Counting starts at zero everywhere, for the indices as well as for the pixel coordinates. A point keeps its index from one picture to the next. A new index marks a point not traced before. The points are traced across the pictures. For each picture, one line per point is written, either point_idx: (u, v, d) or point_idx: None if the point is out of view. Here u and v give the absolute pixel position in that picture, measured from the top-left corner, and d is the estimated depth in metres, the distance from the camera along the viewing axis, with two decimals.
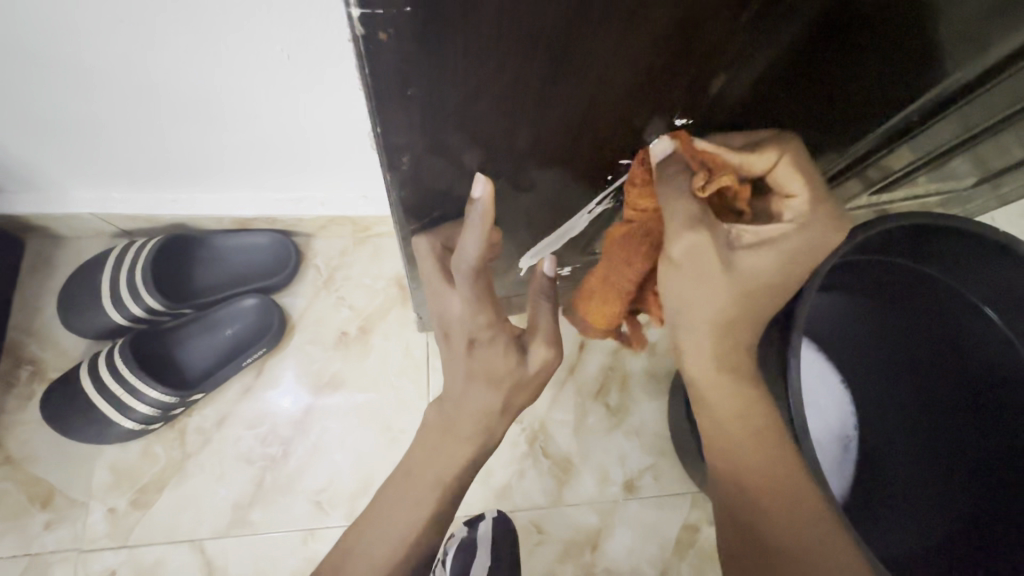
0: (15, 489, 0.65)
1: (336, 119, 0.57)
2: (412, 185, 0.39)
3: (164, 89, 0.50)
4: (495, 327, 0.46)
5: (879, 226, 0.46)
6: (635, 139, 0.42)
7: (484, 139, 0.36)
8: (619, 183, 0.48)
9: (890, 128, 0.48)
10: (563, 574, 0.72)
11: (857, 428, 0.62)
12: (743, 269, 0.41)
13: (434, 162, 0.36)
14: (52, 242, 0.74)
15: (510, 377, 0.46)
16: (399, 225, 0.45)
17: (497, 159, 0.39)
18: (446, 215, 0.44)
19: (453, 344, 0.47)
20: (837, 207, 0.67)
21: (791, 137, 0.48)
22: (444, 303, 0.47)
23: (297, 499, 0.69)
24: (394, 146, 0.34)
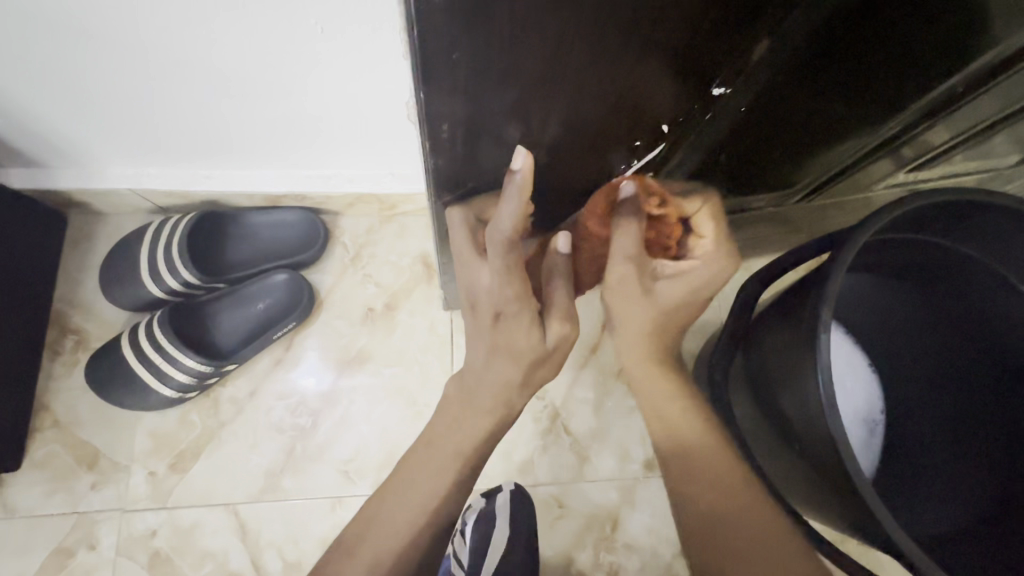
0: (62, 452, 0.68)
1: (368, 96, 0.57)
2: (449, 152, 0.39)
3: (206, 63, 0.51)
4: (520, 301, 0.45)
5: (912, 203, 0.45)
6: (674, 107, 0.43)
7: (523, 111, 0.36)
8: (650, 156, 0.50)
9: (932, 99, 0.47)
10: (583, 548, 0.73)
11: (884, 412, 0.61)
12: (662, 296, 0.48)
13: (470, 129, 0.37)
14: (92, 217, 0.76)
15: (529, 354, 0.47)
16: (433, 197, 0.46)
17: (539, 135, 0.40)
18: (478, 188, 0.45)
19: (478, 318, 0.47)
20: (869, 185, 0.67)
21: (825, 109, 0.48)
22: (475, 277, 0.47)
23: (327, 468, 0.71)
24: (437, 115, 0.34)
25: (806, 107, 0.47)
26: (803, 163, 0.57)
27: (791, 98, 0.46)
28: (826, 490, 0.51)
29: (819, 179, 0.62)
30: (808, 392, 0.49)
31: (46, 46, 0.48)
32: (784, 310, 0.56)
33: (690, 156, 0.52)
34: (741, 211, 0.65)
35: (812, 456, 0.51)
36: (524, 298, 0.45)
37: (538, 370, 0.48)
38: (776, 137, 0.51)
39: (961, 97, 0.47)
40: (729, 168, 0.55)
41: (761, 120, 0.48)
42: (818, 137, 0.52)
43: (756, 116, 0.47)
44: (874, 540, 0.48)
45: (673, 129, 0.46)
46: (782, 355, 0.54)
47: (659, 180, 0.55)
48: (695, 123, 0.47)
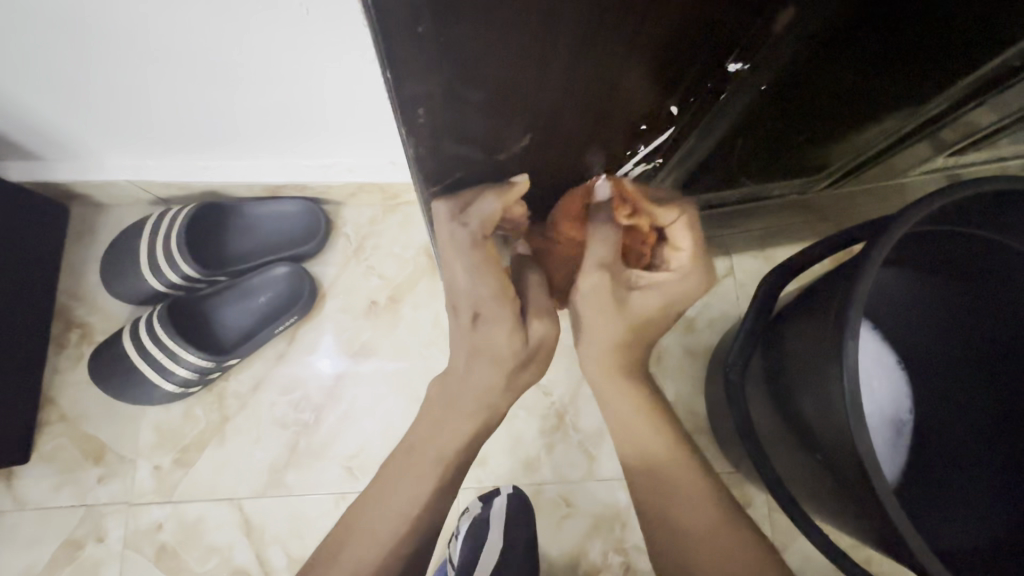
0: (69, 445, 0.69)
1: (362, 80, 0.54)
2: (431, 142, 0.36)
3: (181, 48, 0.47)
4: (497, 300, 0.49)
5: (951, 196, 0.41)
6: (682, 83, 0.39)
7: (509, 89, 0.32)
8: (657, 142, 0.47)
9: (978, 78, 0.42)
10: (591, 548, 0.71)
11: (912, 412, 0.58)
12: (635, 307, 0.52)
13: (452, 114, 0.33)
14: (93, 208, 0.75)
15: (511, 356, 0.51)
16: (418, 189, 0.44)
17: (530, 117, 0.36)
18: (468, 177, 0.43)
19: (458, 317, 0.51)
20: (904, 171, 0.62)
21: (857, 91, 0.43)
22: (454, 278, 0.50)
23: (330, 464, 0.70)
24: (409, 97, 0.31)
25: (836, 88, 0.43)
26: (831, 147, 0.53)
27: (818, 81, 0.42)
28: (848, 502, 0.48)
29: (847, 166, 0.57)
30: (831, 402, 0.46)
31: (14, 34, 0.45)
32: (809, 310, 0.52)
33: (704, 143, 0.48)
34: (760, 198, 0.61)
35: (834, 467, 0.48)
36: (501, 297, 0.49)
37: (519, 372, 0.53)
38: (801, 122, 0.47)
39: (1010, 77, 0.42)
40: (747, 154, 0.52)
41: (784, 104, 0.44)
42: (847, 120, 0.48)
43: (779, 100, 0.43)
44: (898, 558, 0.45)
45: (684, 111, 0.43)
46: (804, 358, 0.51)
47: (670, 166, 0.52)
48: (710, 107, 0.43)
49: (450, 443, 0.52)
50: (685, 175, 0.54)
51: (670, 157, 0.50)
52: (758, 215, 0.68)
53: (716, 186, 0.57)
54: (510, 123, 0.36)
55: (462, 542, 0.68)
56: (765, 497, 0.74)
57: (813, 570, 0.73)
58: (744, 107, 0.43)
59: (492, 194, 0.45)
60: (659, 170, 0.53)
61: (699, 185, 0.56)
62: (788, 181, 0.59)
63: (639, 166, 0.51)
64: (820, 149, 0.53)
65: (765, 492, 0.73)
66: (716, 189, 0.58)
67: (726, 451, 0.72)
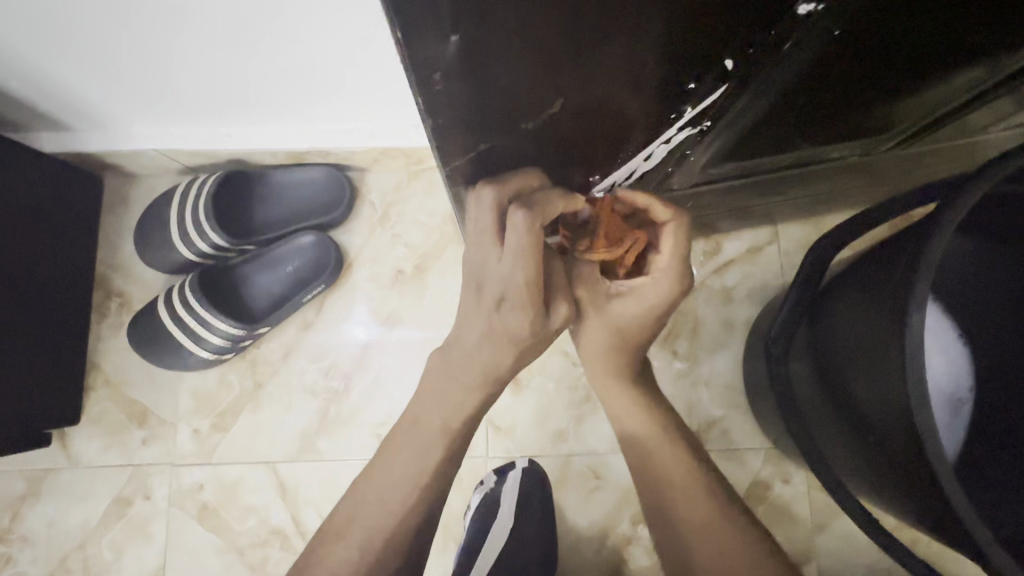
0: (114, 408, 0.72)
1: (381, 38, 0.51)
2: (453, 112, 0.33)
3: (193, 7, 0.45)
4: (529, 296, 0.45)
5: None
6: (740, 31, 0.35)
7: (537, 41, 0.28)
8: (704, 101, 0.43)
9: None
10: (619, 522, 0.70)
11: (972, 390, 0.53)
12: (616, 311, 0.51)
13: (477, 80, 0.30)
14: (126, 178, 0.76)
15: (531, 338, 0.49)
16: (440, 159, 0.39)
17: (562, 76, 0.32)
18: (494, 144, 0.39)
19: (481, 299, 0.48)
20: (986, 127, 0.55)
21: (943, 40, 0.38)
22: (487, 258, 0.45)
23: (359, 431, 0.71)
24: (423, 60, 0.27)
25: (918, 37, 0.37)
26: (901, 104, 0.47)
27: (897, 25, 0.36)
28: (899, 484, 0.45)
29: (922, 121, 0.51)
30: (889, 376, 0.42)
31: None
32: (866, 276, 0.48)
33: (758, 106, 0.44)
34: (815, 161, 0.56)
35: (885, 449, 0.45)
36: (531, 285, 0.45)
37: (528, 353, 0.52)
38: (872, 78, 0.42)
39: None
40: (805, 116, 0.46)
41: (855, 60, 0.39)
42: (927, 72, 0.42)
43: (848, 56, 0.38)
44: (951, 542, 0.41)
45: (737, 69, 0.39)
46: (860, 333, 0.47)
47: (717, 132, 0.48)
48: (766, 62, 0.38)
49: (454, 416, 0.55)
50: (732, 143, 0.50)
51: (718, 122, 0.46)
52: (809, 182, 0.62)
53: (766, 152, 0.53)
54: (539, 82, 0.32)
55: (474, 514, 0.68)
56: (806, 474, 0.71)
57: (854, 550, 0.70)
58: (808, 63, 0.38)
59: (558, 196, 0.44)
60: (704, 136, 0.48)
61: (746, 152, 0.52)
62: (850, 144, 0.54)
63: (682, 132, 0.47)
64: (888, 107, 0.47)
65: (805, 470, 0.70)
66: (767, 154, 0.53)
67: (765, 426, 0.69)
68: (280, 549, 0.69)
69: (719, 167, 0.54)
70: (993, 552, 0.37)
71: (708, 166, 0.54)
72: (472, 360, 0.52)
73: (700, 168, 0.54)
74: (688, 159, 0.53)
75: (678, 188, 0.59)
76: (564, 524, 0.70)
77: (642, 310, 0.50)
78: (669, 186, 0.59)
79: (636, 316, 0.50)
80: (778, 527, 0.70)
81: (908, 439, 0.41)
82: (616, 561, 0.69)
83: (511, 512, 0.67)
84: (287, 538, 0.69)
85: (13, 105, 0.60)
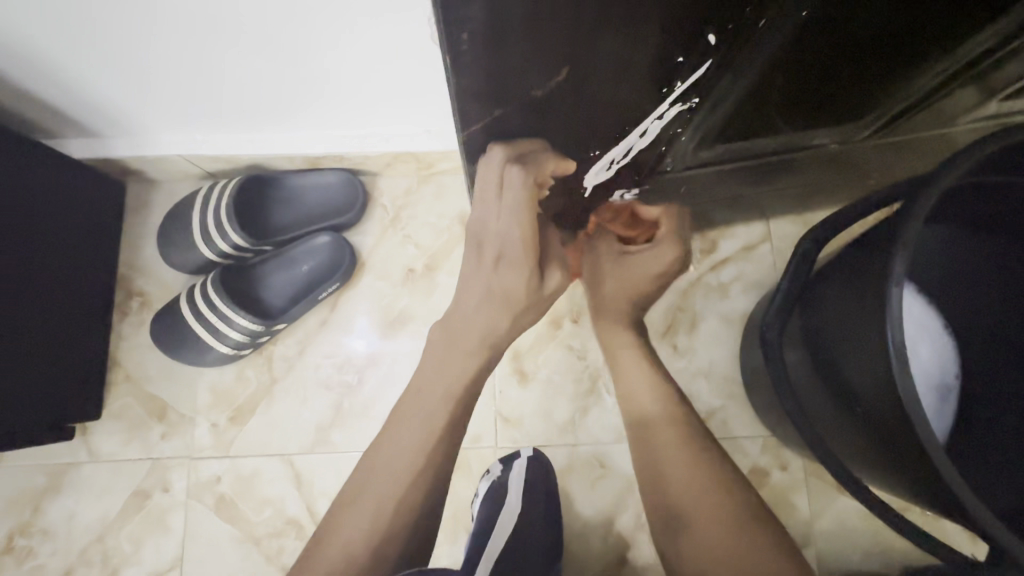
0: (135, 404, 0.74)
1: (399, 48, 0.55)
2: (473, 82, 0.37)
3: (228, 16, 0.48)
4: (521, 257, 0.58)
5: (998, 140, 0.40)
6: (723, 11, 0.39)
7: (552, 18, 0.33)
8: (693, 79, 0.46)
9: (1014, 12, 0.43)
10: (624, 509, 0.72)
11: (959, 376, 0.56)
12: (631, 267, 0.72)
13: (497, 48, 0.34)
14: (148, 184, 0.80)
15: (523, 300, 0.63)
16: (458, 129, 0.44)
17: (570, 51, 0.37)
18: (508, 121, 0.43)
19: (483, 256, 0.60)
20: (951, 116, 0.60)
21: (900, 23, 0.43)
22: (488, 217, 0.56)
23: (372, 423, 0.74)
24: (454, 19, 0.31)
25: (876, 18, 0.42)
26: (875, 92, 0.52)
27: (862, 8, 0.41)
28: (891, 455, 0.48)
29: (894, 109, 0.56)
30: (873, 351, 0.45)
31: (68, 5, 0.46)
32: (852, 261, 0.51)
33: (741, 87, 0.48)
34: (799, 147, 0.60)
35: (875, 421, 0.48)
36: (525, 247, 0.58)
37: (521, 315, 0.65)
38: (845, 61, 0.46)
39: None
40: (787, 98, 0.51)
41: (825, 43, 0.44)
42: (893, 60, 0.47)
43: (818, 38, 0.43)
44: (947, 511, 0.44)
45: (723, 46, 0.43)
46: (845, 314, 0.50)
47: (705, 112, 0.52)
48: (747, 41, 0.43)
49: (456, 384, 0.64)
50: (719, 124, 0.54)
51: (706, 100, 0.50)
52: (795, 170, 0.66)
53: (752, 134, 0.57)
54: (551, 54, 0.36)
55: (481, 502, 0.69)
56: (803, 461, 0.74)
57: (851, 534, 0.73)
58: (782, 40, 0.43)
59: (550, 156, 0.49)
60: (693, 115, 0.52)
61: (733, 134, 0.56)
62: (829, 129, 0.58)
63: (674, 107, 0.50)
64: (862, 95, 0.52)
65: (802, 456, 0.73)
66: (752, 136, 0.57)
67: (762, 414, 0.72)
68: (295, 539, 0.71)
69: (709, 149, 0.59)
70: (978, 509, 0.40)
71: (698, 147, 0.58)
72: (474, 320, 0.66)
73: (691, 149, 0.58)
74: (679, 139, 0.57)
75: (671, 169, 0.62)
76: (571, 512, 0.72)
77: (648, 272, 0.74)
78: (660, 168, 0.61)
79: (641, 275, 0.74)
80: (777, 512, 0.73)
81: (893, 410, 0.44)
82: (622, 547, 0.72)
83: (518, 491, 0.69)
84: (302, 528, 0.71)
85: (47, 112, 0.63)
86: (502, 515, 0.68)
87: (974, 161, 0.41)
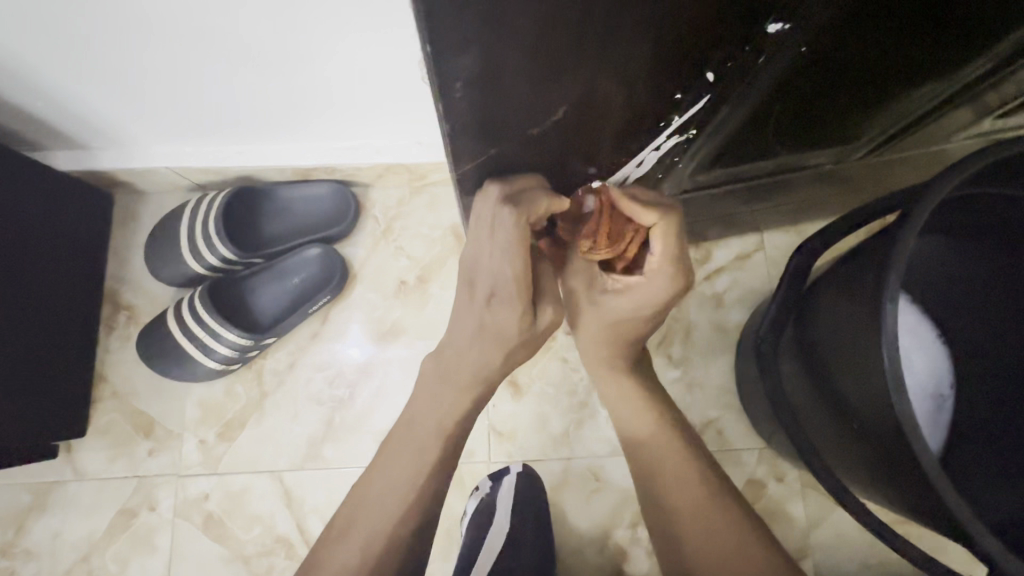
0: (121, 420, 0.73)
1: (389, 59, 0.54)
2: (464, 122, 0.37)
3: (218, 28, 0.48)
4: (514, 290, 0.48)
5: (987, 157, 0.40)
6: (717, 48, 0.39)
7: (544, 58, 0.32)
8: (690, 110, 0.47)
9: (1007, 46, 0.43)
10: (620, 523, 0.71)
11: (954, 387, 0.56)
12: (609, 307, 0.51)
13: (489, 88, 0.33)
14: (136, 195, 0.79)
15: (518, 339, 0.51)
16: (452, 167, 0.43)
17: (568, 88, 0.36)
18: (503, 152, 0.43)
19: (474, 295, 0.50)
20: (948, 137, 0.60)
21: (895, 55, 0.42)
22: (480, 253, 0.49)
23: (364, 438, 0.73)
24: (446, 68, 0.30)
25: (872, 53, 0.42)
26: (870, 116, 0.52)
27: (858, 44, 0.41)
28: (887, 471, 0.47)
29: (888, 131, 0.56)
30: (868, 365, 0.45)
31: (52, 16, 0.45)
32: (844, 277, 0.51)
33: (737, 116, 0.48)
34: (794, 169, 0.60)
35: (871, 434, 0.47)
36: (520, 282, 0.47)
37: (516, 353, 0.53)
38: (842, 86, 0.46)
39: None
40: (783, 126, 0.51)
41: (821, 73, 0.43)
42: (887, 86, 0.47)
43: (813, 69, 0.43)
44: (943, 527, 0.43)
45: (722, 75, 0.43)
46: (839, 329, 0.50)
47: (702, 138, 0.51)
48: (743, 71, 0.43)
49: (448, 416, 0.54)
50: (716, 153, 0.54)
51: (702, 129, 0.50)
52: (791, 189, 0.66)
53: (749, 158, 0.56)
54: (547, 93, 0.36)
55: (470, 518, 0.69)
56: (798, 472, 0.73)
57: (848, 546, 0.72)
58: (777, 75, 0.42)
59: (545, 194, 0.47)
60: (689, 143, 0.52)
61: (730, 159, 0.56)
62: (825, 152, 0.58)
63: (671, 136, 0.51)
64: (857, 117, 0.52)
65: (798, 468, 0.72)
66: (749, 160, 0.57)
67: (758, 426, 0.71)
68: (284, 557, 0.70)
69: (706, 174, 0.58)
70: (975, 529, 0.40)
71: (697, 173, 0.57)
72: (464, 358, 0.53)
73: (688, 175, 0.58)
74: (677, 166, 0.57)
75: (669, 194, 0.63)
76: (566, 526, 0.72)
77: (632, 309, 0.50)
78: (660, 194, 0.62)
79: (631, 313, 0.50)
80: (774, 525, 0.72)
81: (889, 426, 0.44)
82: (618, 562, 0.71)
83: (507, 507, 0.68)
84: (292, 546, 0.70)
85: (32, 124, 0.62)
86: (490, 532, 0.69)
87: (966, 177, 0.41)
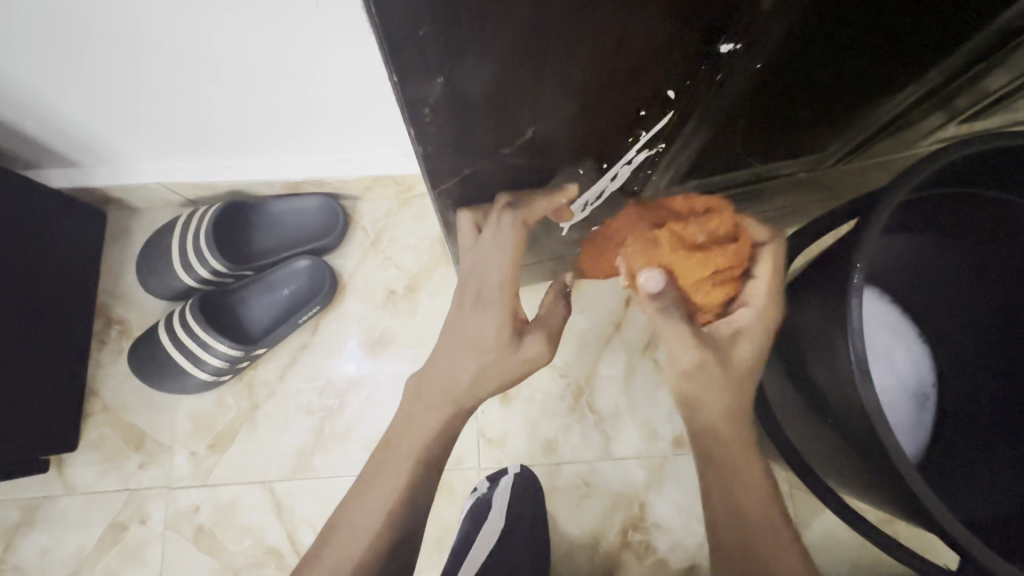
0: (112, 434, 0.73)
1: (371, 75, 0.56)
2: (437, 140, 0.39)
3: (198, 47, 0.49)
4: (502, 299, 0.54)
5: (943, 158, 0.41)
6: (677, 70, 0.40)
7: (509, 79, 0.34)
8: (658, 129, 0.48)
9: (962, 51, 0.45)
10: (610, 528, 0.71)
11: (936, 385, 0.56)
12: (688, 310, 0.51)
13: (455, 107, 0.35)
14: (129, 211, 0.80)
15: (495, 349, 0.53)
16: (430, 182, 0.45)
17: (535, 114, 0.39)
18: (477, 170, 0.45)
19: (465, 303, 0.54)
20: (916, 142, 0.62)
21: (853, 68, 0.44)
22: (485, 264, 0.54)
23: (353, 447, 0.73)
24: (415, 94, 0.33)
25: (831, 66, 0.43)
26: (838, 125, 0.54)
27: (817, 58, 0.42)
28: (863, 467, 0.48)
29: (857, 139, 0.57)
30: (837, 362, 0.46)
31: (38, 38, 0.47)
32: (815, 282, 0.51)
33: (708, 128, 0.49)
34: (768, 178, 0.62)
35: (847, 431, 0.48)
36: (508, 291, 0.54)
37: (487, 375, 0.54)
38: (805, 98, 0.47)
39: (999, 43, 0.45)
40: (751, 136, 0.52)
41: (784, 86, 0.45)
42: (855, 93, 0.48)
43: (773, 83, 0.44)
44: (918, 520, 0.44)
45: (683, 95, 0.44)
46: (813, 327, 0.51)
47: (675, 152, 0.53)
48: (707, 90, 0.44)
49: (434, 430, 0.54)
50: (688, 164, 0.55)
51: (673, 143, 0.51)
52: (768, 197, 0.67)
53: (723, 169, 0.58)
54: (516, 118, 0.39)
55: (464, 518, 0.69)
56: (787, 473, 0.74)
57: (838, 547, 0.72)
58: (741, 87, 0.44)
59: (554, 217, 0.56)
60: (662, 157, 0.53)
61: (704, 170, 0.57)
62: (797, 160, 0.59)
63: (642, 153, 0.51)
64: (826, 127, 0.53)
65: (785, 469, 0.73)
66: (723, 171, 0.58)
67: None
68: (275, 569, 0.70)
69: (681, 185, 0.59)
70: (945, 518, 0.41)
71: (672, 184, 0.58)
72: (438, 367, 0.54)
73: (664, 187, 0.59)
74: (652, 179, 0.58)
75: None
76: (556, 533, 0.72)
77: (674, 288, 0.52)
78: None
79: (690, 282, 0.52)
80: None
81: (860, 422, 0.45)
82: (609, 568, 0.71)
83: (501, 507, 0.68)
84: (283, 557, 0.70)
85: (25, 144, 0.64)
86: (483, 530, 0.69)
87: (926, 176, 0.42)
